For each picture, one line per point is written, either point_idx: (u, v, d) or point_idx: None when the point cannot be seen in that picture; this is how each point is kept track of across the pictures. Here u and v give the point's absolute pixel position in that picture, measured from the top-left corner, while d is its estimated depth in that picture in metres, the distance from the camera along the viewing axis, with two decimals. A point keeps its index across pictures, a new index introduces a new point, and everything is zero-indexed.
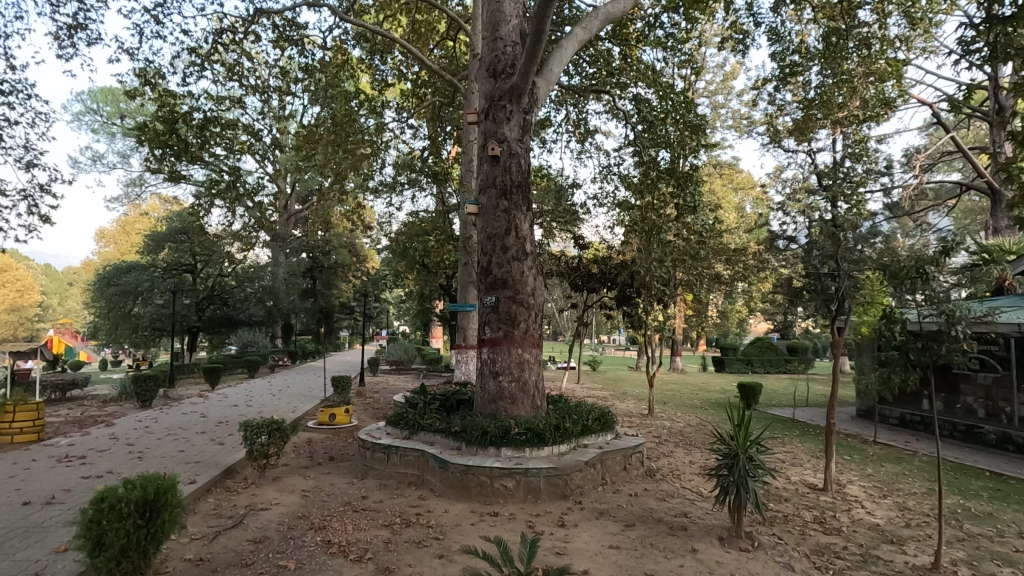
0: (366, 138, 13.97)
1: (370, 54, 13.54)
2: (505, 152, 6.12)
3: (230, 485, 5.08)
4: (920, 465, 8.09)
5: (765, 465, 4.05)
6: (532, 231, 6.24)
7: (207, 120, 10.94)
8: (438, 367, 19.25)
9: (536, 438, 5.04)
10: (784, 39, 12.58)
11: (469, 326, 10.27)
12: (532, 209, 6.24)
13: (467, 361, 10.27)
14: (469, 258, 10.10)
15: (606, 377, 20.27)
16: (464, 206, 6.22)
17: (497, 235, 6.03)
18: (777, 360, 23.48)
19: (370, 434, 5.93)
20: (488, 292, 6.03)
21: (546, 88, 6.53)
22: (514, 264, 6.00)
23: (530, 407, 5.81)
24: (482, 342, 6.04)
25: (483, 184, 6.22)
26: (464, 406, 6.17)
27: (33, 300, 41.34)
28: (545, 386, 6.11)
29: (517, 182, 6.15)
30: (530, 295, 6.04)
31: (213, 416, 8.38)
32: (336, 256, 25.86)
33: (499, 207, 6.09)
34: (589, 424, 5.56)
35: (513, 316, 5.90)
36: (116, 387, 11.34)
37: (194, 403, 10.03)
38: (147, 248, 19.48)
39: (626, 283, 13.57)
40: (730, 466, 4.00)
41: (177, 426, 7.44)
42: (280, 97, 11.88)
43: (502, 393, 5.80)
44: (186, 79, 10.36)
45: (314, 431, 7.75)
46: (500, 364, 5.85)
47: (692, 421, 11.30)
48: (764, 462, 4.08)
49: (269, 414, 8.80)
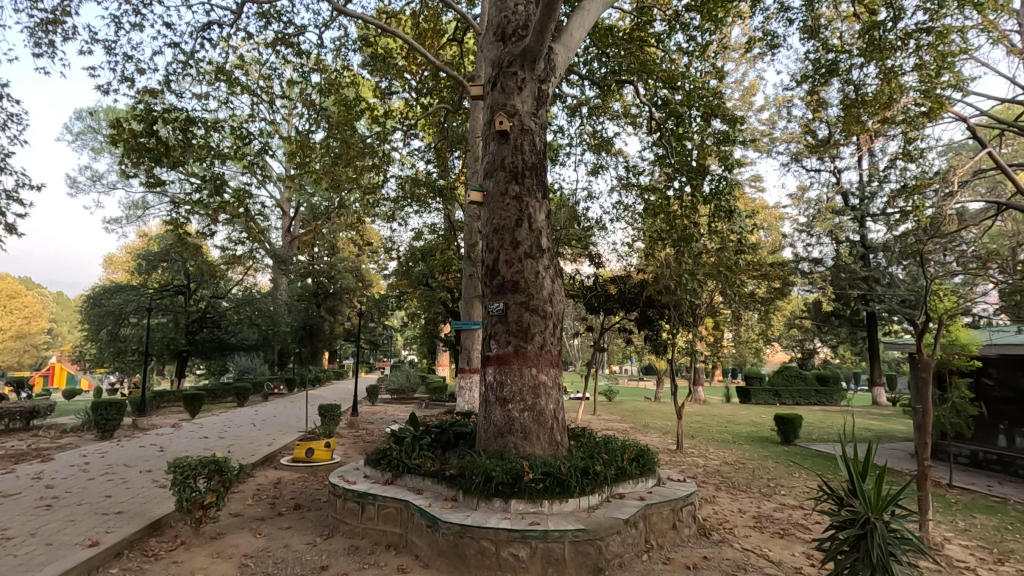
0: (368, 148, 13.06)
1: (371, 61, 12.75)
2: (516, 128, 5.02)
3: (149, 546, 3.85)
4: (1019, 517, 6.66)
5: (918, 544, 3.21)
6: (549, 223, 5.10)
7: (188, 121, 9.95)
8: (442, 397, 17.94)
9: (558, 487, 3.77)
10: (817, 38, 11.59)
11: (473, 347, 9.07)
12: (548, 196, 5.11)
13: (471, 387, 9.05)
14: (476, 268, 9.11)
15: (624, 408, 18.84)
16: (465, 192, 5.09)
17: (506, 228, 4.89)
18: (807, 391, 21.88)
19: (344, 475, 4.68)
20: (494, 297, 4.84)
21: (565, 56, 5.48)
22: (526, 263, 4.83)
23: (547, 444, 4.55)
24: (486, 360, 4.83)
25: (488, 167, 5.12)
26: (463, 442, 4.91)
27: (39, 326, 40.78)
28: (566, 416, 4.85)
29: (530, 164, 5.04)
30: (547, 301, 4.84)
31: (173, 451, 7.14)
32: (340, 281, 24.92)
33: (508, 193, 4.95)
34: (625, 467, 4.27)
35: (526, 327, 4.70)
36: (81, 416, 10.17)
37: (161, 435, 8.86)
38: (140, 268, 18.64)
39: (648, 303, 12.37)
40: (863, 543, 3.23)
41: (121, 463, 6.22)
42: (275, 100, 11.00)
43: (512, 426, 4.55)
44: (169, 77, 9.52)
45: (288, 470, 6.51)
46: (510, 389, 4.62)
47: (728, 458, 9.95)
48: (915, 540, 3.25)
49: (239, 447, 7.58)
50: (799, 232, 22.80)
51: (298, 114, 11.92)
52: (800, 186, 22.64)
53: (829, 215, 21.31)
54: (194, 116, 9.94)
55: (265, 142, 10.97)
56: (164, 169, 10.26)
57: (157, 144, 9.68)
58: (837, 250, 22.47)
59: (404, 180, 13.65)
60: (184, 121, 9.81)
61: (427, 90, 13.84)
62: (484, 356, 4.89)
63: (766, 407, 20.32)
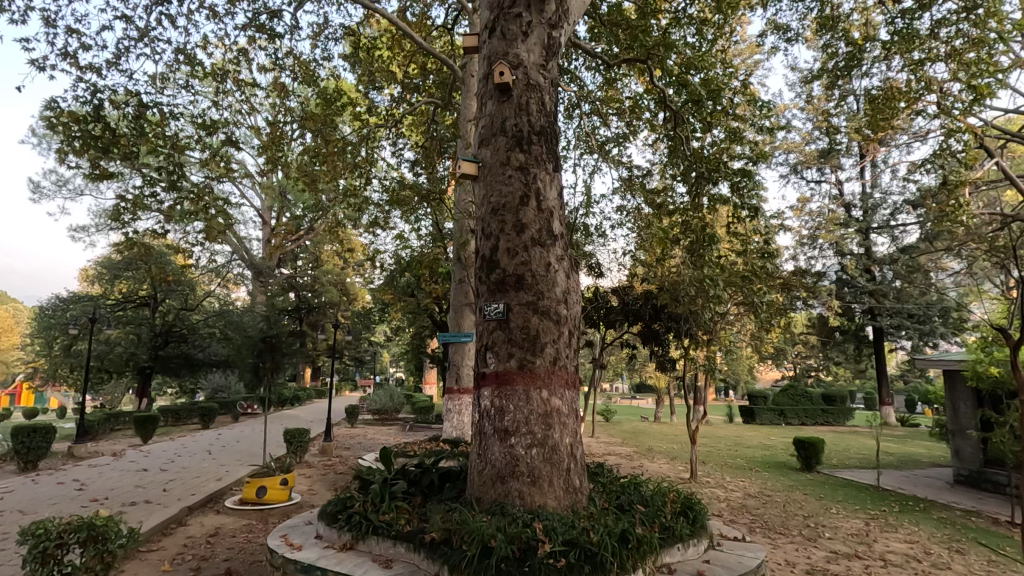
0: (350, 147, 12.00)
1: (353, 51, 11.69)
2: (520, 82, 3.94)
3: None
4: None
5: None
6: (561, 203, 4.01)
7: (141, 105, 8.76)
8: (429, 418, 16.66)
9: (586, 565, 2.63)
10: (836, 31, 10.74)
11: (465, 363, 7.92)
12: (560, 168, 4.03)
13: (461, 409, 7.89)
14: (467, 274, 8.00)
15: (624, 429, 17.63)
16: (455, 163, 3.99)
17: (508, 207, 3.79)
18: (813, 410, 20.86)
19: (287, 536, 3.49)
20: (492, 296, 3.71)
21: (577, 3, 4.47)
22: (534, 252, 3.72)
23: (563, 492, 3.40)
24: (481, 379, 3.69)
25: (484, 131, 4.03)
26: (450, 488, 3.74)
27: (11, 342, 38.93)
28: (585, 453, 3.70)
29: (538, 127, 3.95)
30: (560, 302, 3.72)
31: (95, 490, 5.85)
32: (323, 294, 23.61)
33: (511, 163, 3.86)
34: (673, 527, 3.14)
35: (533, 336, 3.58)
36: (10, 443, 8.81)
37: (95, 466, 7.55)
38: (103, 279, 17.28)
39: (654, 315, 11.34)
40: None
41: (18, 512, 4.93)
42: (244, 88, 9.86)
43: (515, 468, 3.41)
44: (119, 54, 8.35)
45: (234, 515, 5.29)
46: (512, 418, 3.48)
47: (750, 489, 8.81)
48: None
49: (180, 483, 6.31)
50: (802, 244, 21.92)
51: (272, 106, 10.82)
52: (802, 197, 21.88)
53: (834, 227, 20.53)
54: (148, 99, 8.76)
55: (232, 132, 9.79)
56: (113, 161, 9.05)
57: (104, 131, 8.51)
58: (841, 264, 21.68)
59: (390, 183, 12.53)
60: (137, 105, 8.62)
61: (415, 87, 12.84)
62: (476, 374, 3.75)
63: (772, 427, 19.22)
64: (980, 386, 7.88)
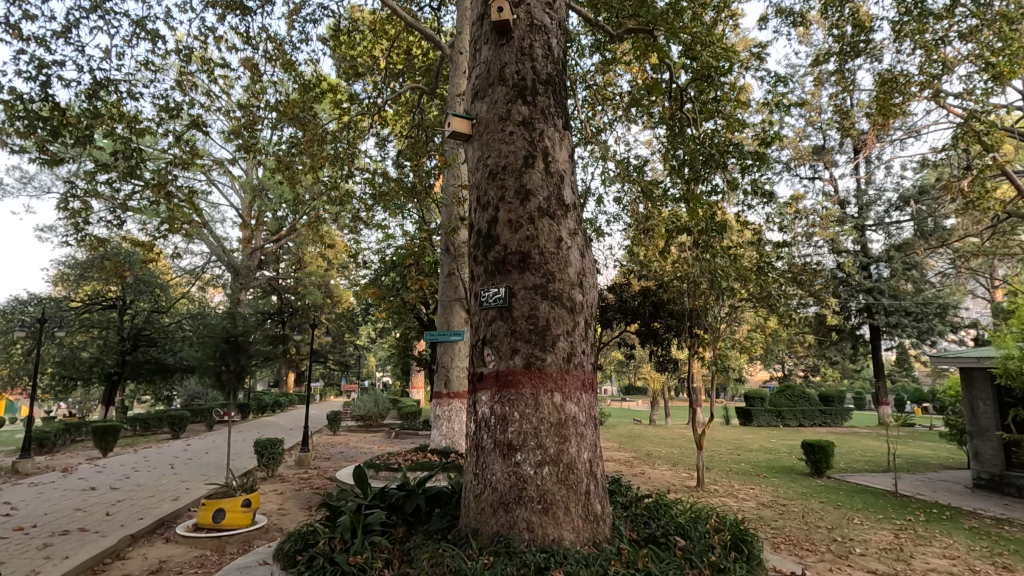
0: (329, 137, 11.20)
1: (333, 35, 10.90)
2: (523, 22, 3.28)
3: None
4: None
5: None
6: (573, 168, 3.33)
7: (95, 82, 7.92)
8: (415, 424, 15.85)
9: None
10: (843, 11, 10.18)
11: (454, 364, 7.22)
12: (571, 125, 3.35)
13: (449, 414, 7.16)
14: (456, 267, 7.29)
15: (620, 433, 16.97)
16: (444, 121, 3.31)
17: (509, 169, 3.11)
18: (811, 411, 20.44)
19: None
20: (492, 278, 3.02)
21: None
22: (542, 224, 3.03)
23: (582, 522, 2.73)
24: (478, 381, 2.98)
25: (479, 82, 3.35)
26: (441, 518, 3.00)
27: None
28: (605, 471, 3.01)
29: (544, 75, 3.28)
30: (575, 286, 3.03)
31: (23, 517, 5.02)
32: (306, 296, 22.70)
33: (512, 117, 3.18)
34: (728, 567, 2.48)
35: (543, 325, 2.89)
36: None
37: (37, 484, 6.69)
38: (68, 281, 16.29)
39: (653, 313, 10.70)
40: None
41: None
42: (211, 70, 9.05)
43: (523, 493, 2.71)
44: (70, 27, 7.54)
45: (184, 543, 4.52)
46: (518, 429, 2.79)
47: (762, 498, 8.20)
48: None
49: (129, 505, 5.50)
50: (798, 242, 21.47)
51: (246, 91, 10.03)
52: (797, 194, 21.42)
53: (831, 224, 20.07)
54: (103, 75, 7.92)
55: (199, 114, 8.94)
56: (64, 147, 8.18)
57: (52, 110, 7.67)
58: (837, 262, 21.26)
59: (373, 174, 11.75)
60: (90, 82, 7.77)
61: (400, 74, 12.09)
62: (472, 375, 3.05)
63: (771, 429, 18.70)
64: (1011, 383, 7.35)
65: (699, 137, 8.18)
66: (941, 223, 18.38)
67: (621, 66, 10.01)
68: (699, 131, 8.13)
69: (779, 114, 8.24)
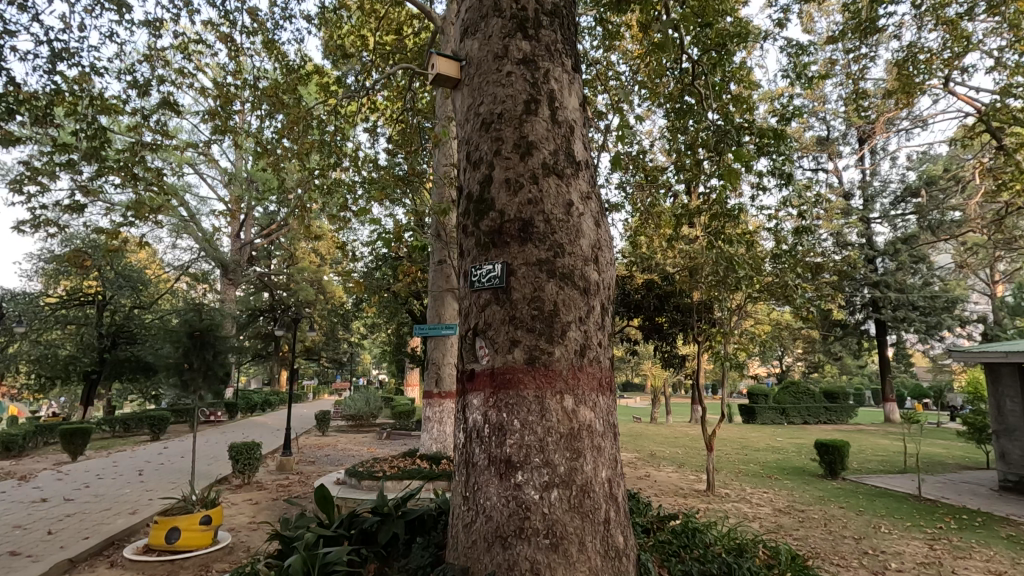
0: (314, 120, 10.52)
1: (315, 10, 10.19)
2: None
3: None
4: None
5: None
6: (584, 120, 2.73)
7: (52, 54, 7.24)
8: (408, 424, 15.26)
9: None
10: None
11: (445, 361, 6.63)
12: (581, 67, 2.74)
13: (440, 416, 6.58)
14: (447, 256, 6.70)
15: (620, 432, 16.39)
16: (428, 61, 2.71)
17: (507, 117, 2.51)
18: (816, 408, 19.96)
19: None
20: (487, 252, 2.42)
21: None
22: (548, 184, 2.43)
23: (600, 559, 2.14)
24: (469, 381, 2.38)
25: (469, 16, 2.76)
26: (422, 551, 2.41)
27: None
28: (627, 492, 2.41)
29: (549, 4, 2.69)
30: (589, 261, 2.43)
31: None
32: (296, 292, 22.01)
33: (511, 53, 2.58)
34: None
35: (551, 309, 2.29)
36: None
37: None
38: (46, 276, 15.59)
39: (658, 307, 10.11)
40: None
41: None
42: (181, 44, 8.35)
43: (526, 525, 2.12)
44: None
45: (131, 567, 3.92)
46: (518, 442, 2.19)
47: (778, 503, 7.66)
48: None
49: (78, 520, 4.89)
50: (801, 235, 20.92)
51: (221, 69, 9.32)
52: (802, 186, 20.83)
53: (838, 217, 19.47)
54: (61, 46, 7.23)
55: (170, 92, 8.27)
56: (20, 124, 7.49)
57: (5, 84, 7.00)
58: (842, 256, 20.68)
59: (361, 161, 11.09)
60: (45, 54, 7.09)
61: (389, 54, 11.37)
62: (461, 373, 2.46)
63: (776, 428, 18.20)
64: None
65: (712, 115, 7.56)
66: (948, 215, 17.88)
67: (625, 45, 9.37)
68: (712, 109, 7.49)
69: (795, 91, 7.64)
